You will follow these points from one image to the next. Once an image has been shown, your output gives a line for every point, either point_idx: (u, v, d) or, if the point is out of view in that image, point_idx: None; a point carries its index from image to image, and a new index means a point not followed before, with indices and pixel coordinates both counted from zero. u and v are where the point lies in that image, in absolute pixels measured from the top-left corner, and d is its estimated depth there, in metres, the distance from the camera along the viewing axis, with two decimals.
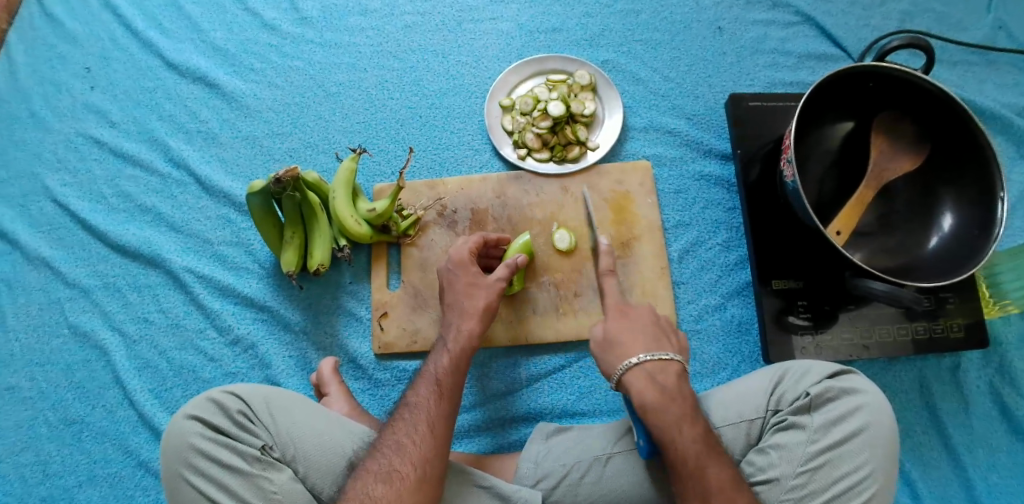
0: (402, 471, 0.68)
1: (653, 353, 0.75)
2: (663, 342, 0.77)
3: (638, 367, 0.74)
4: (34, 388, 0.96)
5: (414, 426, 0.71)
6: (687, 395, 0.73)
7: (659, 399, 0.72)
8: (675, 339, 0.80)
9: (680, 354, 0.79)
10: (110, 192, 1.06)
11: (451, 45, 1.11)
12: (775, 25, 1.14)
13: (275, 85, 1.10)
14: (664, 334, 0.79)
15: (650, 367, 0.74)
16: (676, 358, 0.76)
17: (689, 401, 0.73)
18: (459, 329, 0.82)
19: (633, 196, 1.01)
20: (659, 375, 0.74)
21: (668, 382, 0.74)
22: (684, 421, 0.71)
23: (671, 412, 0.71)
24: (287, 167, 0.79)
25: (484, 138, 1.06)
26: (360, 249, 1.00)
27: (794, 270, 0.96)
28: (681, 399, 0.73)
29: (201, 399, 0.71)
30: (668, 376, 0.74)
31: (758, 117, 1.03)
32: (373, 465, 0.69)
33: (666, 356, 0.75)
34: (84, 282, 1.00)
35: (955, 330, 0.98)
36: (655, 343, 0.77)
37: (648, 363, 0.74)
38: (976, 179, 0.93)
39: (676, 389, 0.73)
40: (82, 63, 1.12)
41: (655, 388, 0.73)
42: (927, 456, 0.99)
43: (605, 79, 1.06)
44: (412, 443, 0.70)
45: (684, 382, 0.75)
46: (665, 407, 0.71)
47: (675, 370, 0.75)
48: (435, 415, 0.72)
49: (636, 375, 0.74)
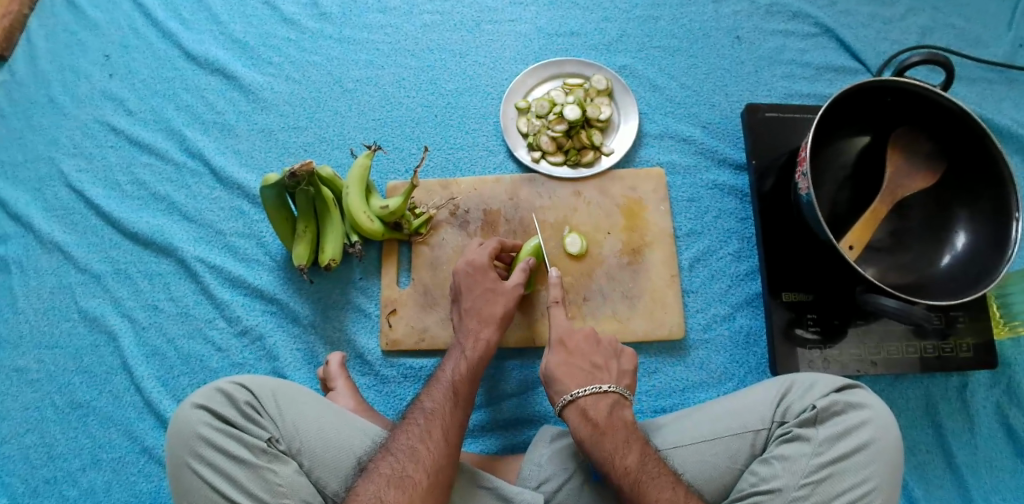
0: (414, 477, 0.68)
1: (588, 388, 0.79)
2: (599, 374, 0.81)
3: (574, 401, 0.79)
4: (41, 370, 0.97)
5: (428, 430, 0.73)
6: (620, 425, 0.77)
7: (590, 433, 0.76)
8: (616, 365, 0.83)
9: (621, 382, 0.82)
10: (125, 180, 1.06)
11: (469, 45, 1.11)
12: (794, 36, 1.14)
13: (292, 79, 1.10)
14: (602, 364, 0.82)
15: (584, 401, 0.78)
16: (612, 388, 0.80)
17: (622, 429, 0.76)
18: (478, 337, 0.84)
19: (645, 202, 1.01)
20: (590, 410, 0.78)
21: (600, 415, 0.77)
22: (619, 449, 0.74)
23: (606, 443, 0.74)
24: (303, 161, 0.80)
25: (498, 139, 1.06)
26: (371, 246, 1.00)
27: (805, 283, 0.96)
28: (613, 429, 0.76)
29: (209, 389, 0.72)
30: (600, 407, 0.78)
31: (774, 128, 1.03)
32: (384, 466, 0.69)
33: (601, 389, 0.79)
34: (95, 268, 1.01)
35: (965, 349, 0.97)
36: (589, 377, 0.81)
37: (582, 397, 0.79)
38: (991, 197, 0.93)
39: (607, 419, 0.77)
40: (102, 51, 1.13)
41: (589, 422, 0.77)
42: (930, 475, 0.99)
43: (622, 84, 1.06)
44: (426, 448, 0.71)
45: (620, 411, 0.78)
46: (598, 439, 0.75)
47: (608, 401, 0.79)
48: (451, 421, 0.74)
49: (572, 409, 0.78)
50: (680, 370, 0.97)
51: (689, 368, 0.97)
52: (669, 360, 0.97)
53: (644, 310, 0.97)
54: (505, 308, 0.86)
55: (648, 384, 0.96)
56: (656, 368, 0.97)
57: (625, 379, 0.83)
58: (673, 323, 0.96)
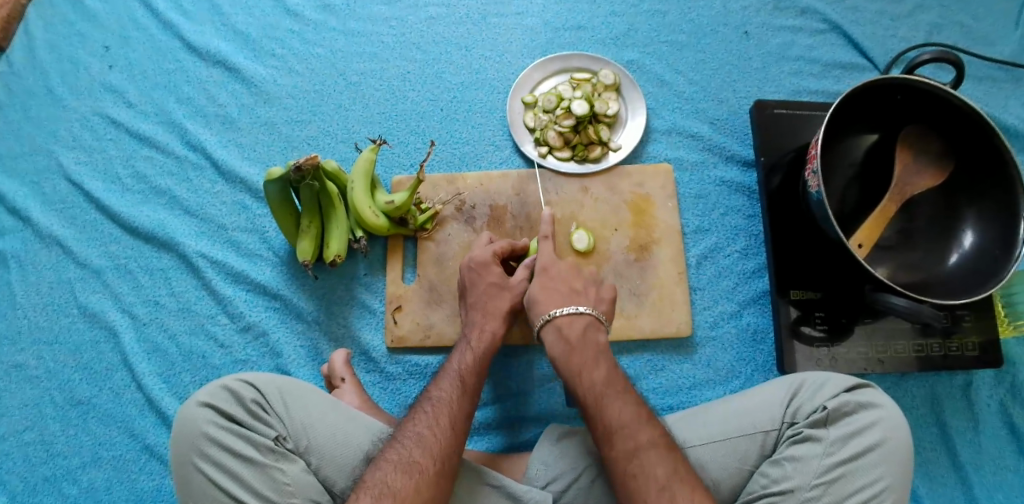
0: (420, 463, 0.67)
1: (566, 308, 0.80)
2: (577, 298, 0.83)
3: (550, 319, 0.80)
4: (41, 367, 0.95)
5: (435, 418, 0.72)
6: (591, 345, 0.78)
7: (561, 351, 0.78)
8: (595, 292, 0.84)
9: (599, 308, 0.83)
10: (125, 173, 1.04)
11: (475, 38, 1.10)
12: (803, 32, 1.13)
13: (296, 72, 1.08)
14: (582, 288, 0.84)
15: (561, 320, 0.80)
16: (588, 311, 0.81)
17: (593, 349, 0.78)
18: (483, 328, 0.83)
19: (653, 199, 1.00)
20: (565, 330, 0.79)
21: (574, 334, 0.79)
22: (586, 367, 0.76)
23: (574, 359, 0.77)
24: (307, 156, 0.78)
25: (505, 134, 1.05)
26: (376, 241, 0.99)
27: (813, 280, 0.95)
28: (583, 349, 0.78)
29: (215, 386, 0.70)
30: (574, 326, 0.79)
31: (783, 125, 1.02)
32: (392, 455, 0.68)
33: (578, 310, 0.81)
34: (95, 262, 1.00)
35: (970, 348, 0.97)
36: (568, 297, 0.82)
37: (560, 316, 0.80)
38: (1000, 195, 0.92)
39: (579, 339, 0.79)
40: (101, 41, 1.11)
41: (562, 342, 0.79)
42: (935, 473, 0.99)
43: (630, 79, 1.05)
44: (433, 435, 0.70)
45: (594, 333, 0.80)
46: (568, 355, 0.78)
47: (583, 321, 0.80)
48: (457, 409, 0.73)
49: (548, 328, 0.80)
50: (687, 368, 0.96)
51: (696, 366, 0.96)
52: (676, 358, 0.96)
53: (651, 308, 0.96)
54: (511, 303, 0.85)
55: (655, 382, 0.95)
56: (663, 365, 0.96)
57: (603, 304, 0.84)
58: (681, 321, 0.96)
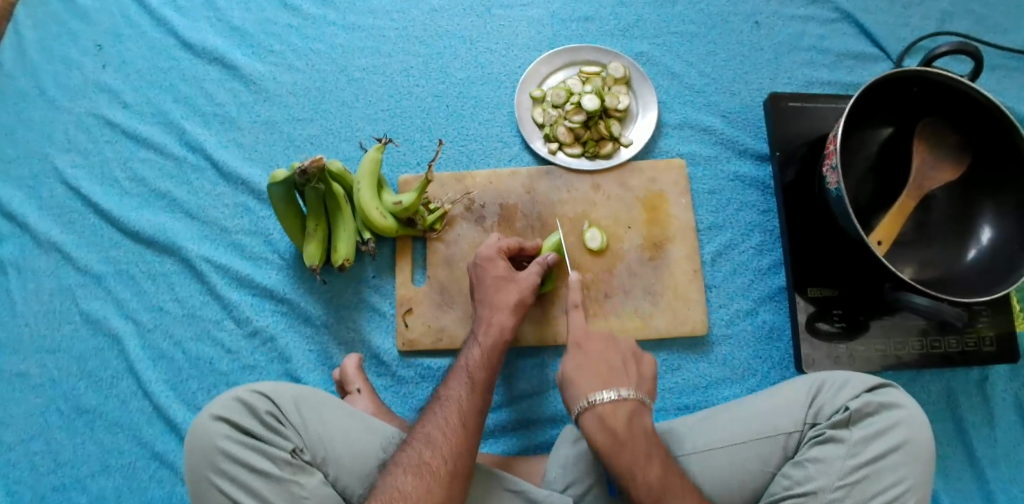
0: (431, 464, 0.66)
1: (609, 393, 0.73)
2: (616, 377, 0.76)
3: (593, 407, 0.73)
4: (43, 376, 0.93)
5: (444, 418, 0.70)
6: (641, 435, 0.71)
7: (610, 445, 0.71)
8: (636, 368, 0.78)
9: (641, 386, 0.76)
10: (124, 175, 1.02)
11: (481, 31, 1.07)
12: (814, 22, 1.11)
13: (296, 68, 1.05)
14: (622, 365, 0.77)
15: (604, 409, 0.73)
16: (631, 394, 0.74)
17: (644, 440, 0.71)
18: (490, 322, 0.81)
19: (667, 195, 0.98)
20: (609, 419, 0.72)
21: (620, 424, 0.72)
22: (639, 463, 0.70)
23: (626, 454, 0.70)
24: (313, 158, 0.76)
25: (513, 130, 1.02)
26: (384, 243, 0.97)
27: (830, 277, 0.94)
28: (634, 440, 0.71)
29: (227, 399, 0.69)
30: (620, 414, 0.72)
31: (798, 118, 1.00)
32: (402, 458, 0.67)
33: (621, 393, 0.73)
34: (96, 269, 0.97)
35: (987, 343, 0.96)
36: (606, 381, 0.75)
37: (602, 403, 0.73)
38: (1020, 191, 0.90)
39: (627, 431, 0.71)
40: (94, 40, 1.08)
41: (608, 432, 0.71)
42: (952, 469, 0.98)
43: (640, 72, 1.02)
44: (443, 435, 0.68)
45: (640, 417, 0.73)
46: (619, 452, 0.70)
47: (628, 407, 0.73)
48: (468, 407, 0.71)
49: (590, 416, 0.73)
50: (703, 366, 0.95)
51: (712, 364, 0.95)
52: (692, 356, 0.95)
53: (666, 307, 0.94)
54: (519, 295, 0.83)
55: (670, 381, 0.94)
56: (679, 364, 0.95)
57: (644, 383, 0.77)
58: (697, 319, 0.94)
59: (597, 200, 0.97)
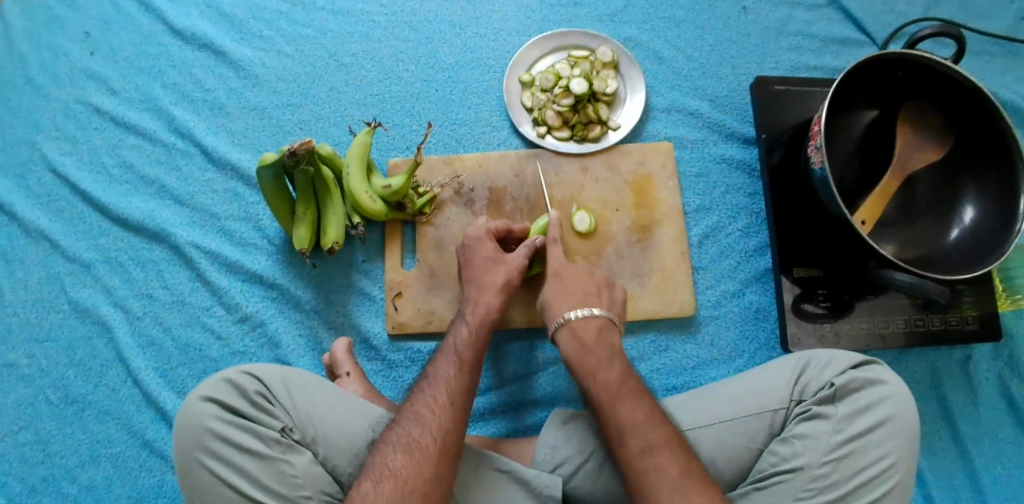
0: (421, 442, 0.66)
1: (582, 310, 0.79)
2: (590, 300, 0.81)
3: (567, 323, 0.79)
4: (33, 365, 0.93)
5: (434, 397, 0.71)
6: (606, 346, 0.77)
7: (576, 352, 0.77)
8: (607, 295, 0.83)
9: (611, 309, 0.82)
10: (112, 162, 1.01)
11: (469, 16, 1.07)
12: (801, 7, 1.12)
13: (284, 54, 1.05)
14: (595, 291, 0.82)
15: (575, 322, 0.78)
16: (601, 312, 0.80)
17: (609, 350, 0.76)
18: (478, 302, 0.81)
19: (654, 178, 0.98)
20: (580, 332, 0.78)
21: (588, 335, 0.78)
22: (602, 366, 0.74)
23: (590, 359, 0.75)
24: (302, 140, 0.76)
25: (502, 114, 1.03)
26: (373, 227, 0.97)
27: (815, 258, 0.95)
28: (598, 349, 0.76)
29: (216, 380, 0.69)
30: (589, 328, 0.78)
31: (785, 101, 1.01)
32: (392, 436, 0.67)
33: (591, 313, 0.79)
34: (85, 257, 0.97)
35: (970, 321, 0.97)
36: (581, 300, 0.81)
37: (574, 319, 0.79)
38: (1001, 173, 0.92)
39: (594, 340, 0.77)
40: (81, 27, 1.07)
41: (577, 342, 0.77)
42: (935, 447, 1.00)
43: (628, 56, 1.03)
44: (432, 414, 0.69)
45: (609, 334, 0.79)
46: (583, 356, 0.76)
47: (597, 324, 0.79)
48: (456, 386, 0.72)
49: (564, 332, 0.79)
50: (691, 347, 0.96)
51: (699, 345, 0.96)
52: (679, 337, 0.96)
53: (654, 289, 0.95)
54: (507, 276, 0.83)
55: (659, 362, 0.95)
56: (667, 345, 0.96)
57: (615, 308, 0.83)
58: (684, 300, 0.95)
59: (586, 184, 0.97)
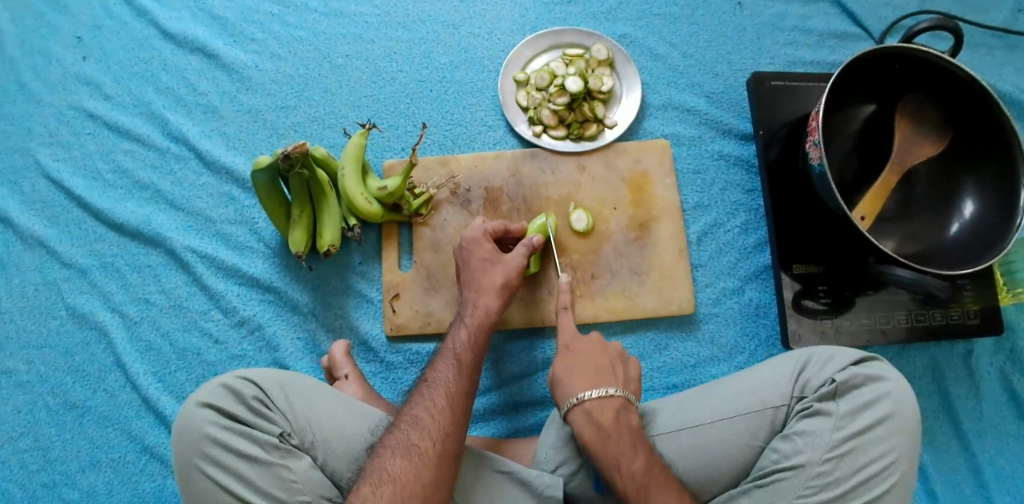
0: (420, 446, 0.66)
1: (596, 390, 0.74)
2: (605, 378, 0.77)
3: (580, 403, 0.74)
4: (31, 371, 0.93)
5: (432, 400, 0.70)
6: (627, 430, 0.73)
7: (595, 439, 0.72)
8: (623, 371, 0.79)
9: (628, 386, 0.77)
10: (107, 168, 1.01)
11: (463, 16, 1.06)
12: (797, 1, 1.11)
13: (278, 56, 1.05)
14: (609, 367, 0.78)
15: (590, 404, 0.74)
16: (617, 392, 0.75)
17: (629, 433, 0.72)
18: (476, 304, 0.81)
19: (651, 175, 0.98)
20: (596, 414, 0.73)
21: (606, 419, 0.73)
22: (624, 455, 0.70)
23: (611, 446, 0.71)
24: (297, 143, 0.76)
25: (497, 114, 1.02)
26: (369, 229, 0.97)
27: (814, 253, 0.95)
28: (618, 433, 0.72)
29: (213, 385, 0.69)
30: (606, 410, 0.73)
31: (782, 96, 1.00)
32: (391, 440, 0.67)
33: (608, 392, 0.75)
34: (81, 262, 0.96)
35: (971, 316, 0.97)
36: (594, 379, 0.76)
37: (589, 399, 0.74)
38: (1000, 166, 0.91)
39: (613, 424, 0.73)
40: (74, 32, 1.06)
41: (594, 426, 0.73)
42: (938, 441, 0.99)
43: (624, 54, 1.02)
44: (430, 417, 0.68)
45: (626, 415, 0.74)
46: (603, 442, 0.71)
47: (614, 405, 0.74)
48: (454, 389, 0.71)
49: (577, 413, 0.74)
50: (691, 345, 0.95)
51: (699, 343, 0.96)
52: (679, 335, 0.96)
53: (653, 287, 0.95)
54: (504, 276, 0.83)
55: (658, 361, 0.95)
56: (667, 344, 0.95)
57: (631, 384, 0.78)
58: (683, 298, 0.95)
59: (583, 182, 0.97)
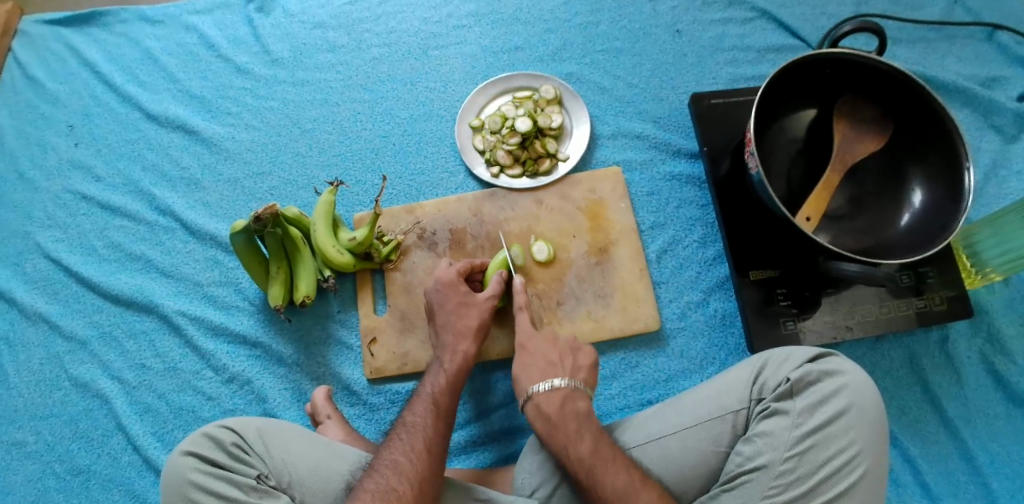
0: (399, 490, 0.69)
1: (544, 383, 0.80)
2: (554, 370, 0.82)
3: (530, 396, 0.79)
4: (38, 441, 0.98)
5: (410, 444, 0.73)
6: (573, 415, 0.76)
7: (545, 428, 0.76)
8: (572, 361, 0.83)
9: (577, 376, 0.82)
10: (101, 244, 1.08)
11: (419, 73, 1.14)
12: (732, 22, 1.17)
13: (252, 127, 1.13)
14: (557, 360, 0.83)
15: (540, 398, 0.79)
16: (565, 382, 0.80)
17: (575, 419, 0.76)
18: (455, 350, 0.85)
19: (606, 202, 1.03)
20: (544, 406, 0.78)
21: (554, 408, 0.77)
22: (571, 439, 0.74)
23: (559, 433, 0.75)
24: (266, 205, 0.82)
25: (457, 160, 1.09)
26: (345, 279, 1.03)
27: (770, 259, 0.98)
28: (565, 421, 0.76)
29: (197, 435, 0.74)
30: (552, 401, 0.78)
31: (722, 114, 1.06)
32: (370, 484, 0.69)
33: (555, 383, 0.80)
34: (81, 335, 1.03)
35: (939, 302, 0.98)
36: (546, 371, 0.82)
37: (538, 393, 0.79)
38: (942, 153, 0.94)
39: (560, 412, 0.77)
40: (66, 122, 1.16)
41: (544, 417, 0.77)
42: (925, 431, 0.98)
43: (570, 91, 1.09)
44: (410, 461, 0.72)
45: (574, 403, 0.78)
46: (553, 432, 0.75)
47: (561, 395, 0.78)
48: (433, 433, 0.75)
49: (530, 407, 0.79)
50: (662, 360, 0.98)
51: (669, 357, 0.99)
52: (648, 352, 0.99)
53: (618, 308, 0.99)
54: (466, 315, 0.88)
55: (631, 379, 0.98)
56: (637, 362, 0.98)
57: (581, 373, 0.82)
58: (648, 315, 0.99)
59: (544, 214, 1.02)
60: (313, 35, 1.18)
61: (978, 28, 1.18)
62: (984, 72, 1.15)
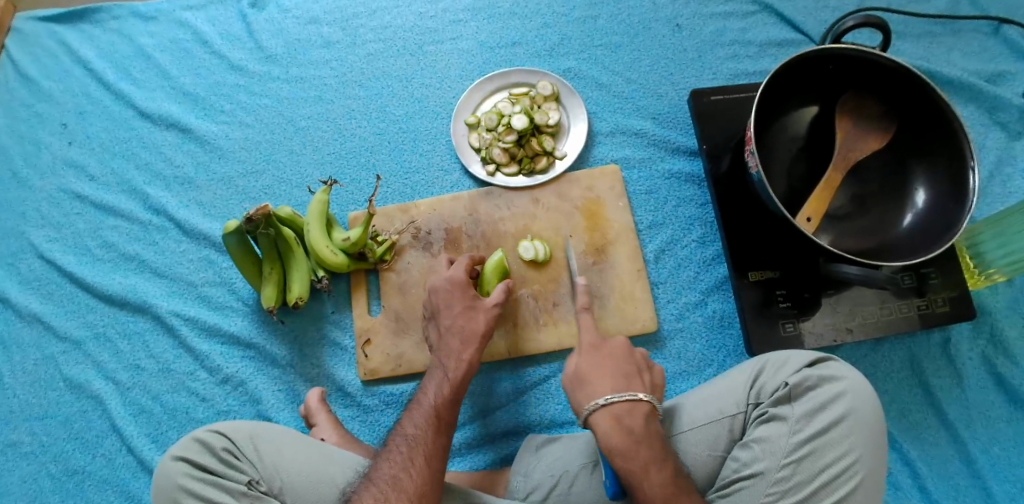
0: None
1: (621, 394, 0.73)
2: (632, 382, 0.76)
3: (602, 406, 0.73)
4: (34, 442, 0.98)
5: (411, 459, 0.72)
6: (656, 437, 0.72)
7: (626, 444, 0.70)
8: (647, 378, 0.78)
9: (651, 394, 0.77)
10: (94, 244, 1.08)
11: (415, 69, 1.13)
12: (733, 16, 1.15)
13: (246, 124, 1.12)
14: (634, 373, 0.77)
15: (619, 408, 0.73)
16: (647, 397, 0.74)
17: (657, 442, 0.71)
18: (460, 358, 0.83)
19: (603, 201, 1.02)
20: (625, 419, 0.72)
21: (635, 425, 0.72)
22: (652, 463, 0.69)
23: (639, 453, 0.69)
24: (258, 206, 0.81)
25: (452, 158, 1.07)
26: (339, 279, 1.02)
27: (769, 260, 0.97)
28: (648, 441, 0.71)
29: (188, 440, 0.73)
30: (636, 416, 0.72)
31: (722, 111, 1.04)
32: (366, 498, 0.68)
33: (636, 395, 0.74)
34: (75, 335, 1.02)
35: (940, 304, 0.97)
36: (624, 383, 0.76)
37: (616, 403, 0.73)
38: (946, 152, 0.92)
39: (643, 430, 0.71)
40: (59, 120, 1.15)
41: (620, 431, 0.71)
42: (925, 434, 0.97)
43: (568, 87, 1.07)
44: (409, 477, 0.70)
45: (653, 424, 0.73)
46: (631, 449, 0.70)
47: (643, 411, 0.73)
48: (432, 446, 0.73)
49: (602, 416, 0.73)
50: (659, 361, 0.98)
51: (666, 359, 0.98)
52: None
53: (614, 308, 0.98)
54: (461, 318, 0.87)
55: None
56: None
57: (655, 391, 0.77)
58: (645, 316, 0.98)
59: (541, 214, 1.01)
60: (308, 31, 1.16)
61: (984, 23, 1.15)
62: (990, 68, 1.13)
